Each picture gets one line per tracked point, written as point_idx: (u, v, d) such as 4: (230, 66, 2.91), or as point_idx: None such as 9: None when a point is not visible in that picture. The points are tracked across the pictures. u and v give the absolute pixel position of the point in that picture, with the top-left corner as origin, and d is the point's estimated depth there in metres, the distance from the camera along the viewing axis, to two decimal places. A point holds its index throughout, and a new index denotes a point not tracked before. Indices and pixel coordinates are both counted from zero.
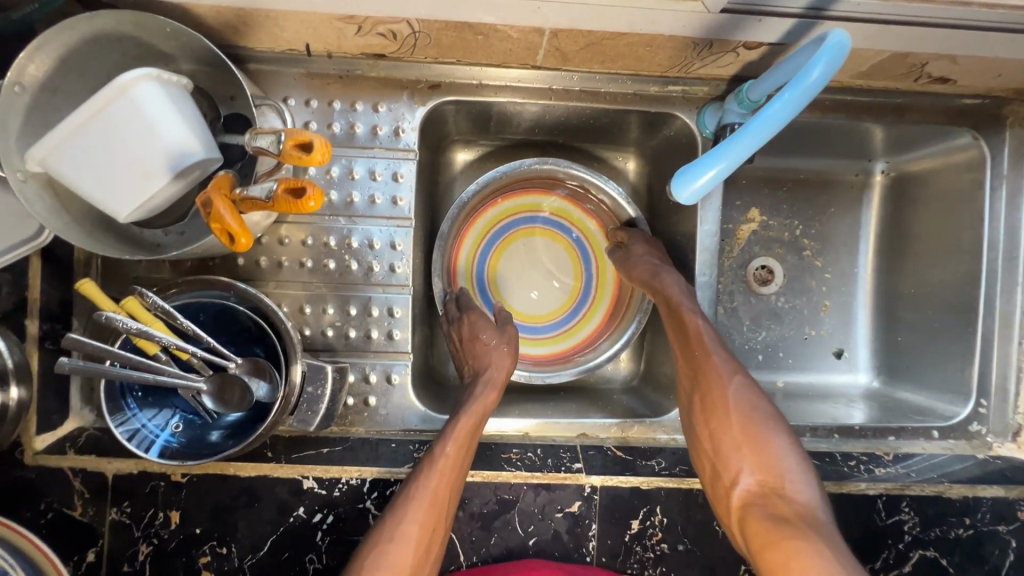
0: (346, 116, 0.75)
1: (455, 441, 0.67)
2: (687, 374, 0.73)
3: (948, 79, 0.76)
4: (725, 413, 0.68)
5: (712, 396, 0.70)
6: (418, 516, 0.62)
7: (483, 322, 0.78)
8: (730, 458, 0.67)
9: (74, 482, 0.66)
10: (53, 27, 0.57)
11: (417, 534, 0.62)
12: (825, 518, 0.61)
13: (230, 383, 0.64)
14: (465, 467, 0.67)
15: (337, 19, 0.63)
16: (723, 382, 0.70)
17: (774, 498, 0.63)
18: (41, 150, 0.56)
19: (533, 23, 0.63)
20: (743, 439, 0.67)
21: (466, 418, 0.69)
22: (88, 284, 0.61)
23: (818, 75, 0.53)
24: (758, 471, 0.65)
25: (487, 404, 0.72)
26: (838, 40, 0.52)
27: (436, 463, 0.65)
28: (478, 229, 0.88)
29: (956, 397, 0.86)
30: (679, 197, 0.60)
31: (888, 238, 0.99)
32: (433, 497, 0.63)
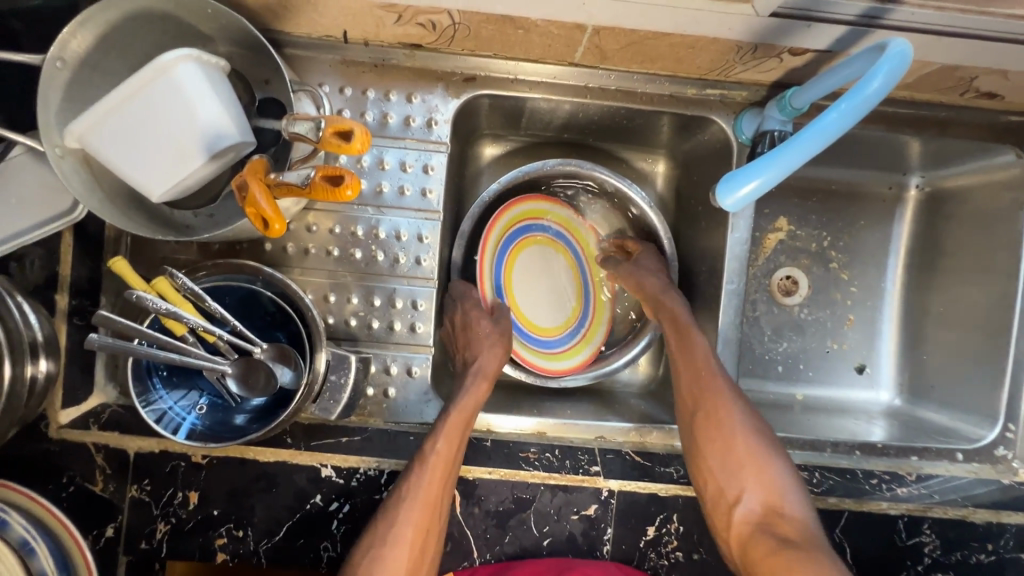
0: (379, 105, 0.75)
1: (447, 435, 0.67)
2: (691, 391, 0.72)
3: (996, 94, 0.74)
4: (729, 438, 0.69)
5: (717, 417, 0.70)
6: (412, 517, 0.63)
7: (478, 313, 0.79)
8: (734, 478, 0.67)
9: (97, 457, 0.66)
10: (96, 4, 0.57)
11: (411, 536, 0.63)
12: (817, 531, 0.63)
13: (255, 368, 0.64)
14: (454, 441, 0.67)
15: (378, 7, 0.63)
16: (731, 408, 0.70)
17: (774, 518, 0.65)
18: (81, 125, 0.56)
19: (576, 19, 0.62)
20: (747, 460, 0.68)
21: (458, 414, 0.68)
22: (119, 263, 0.60)
23: (878, 85, 0.52)
24: (760, 492, 0.66)
25: (477, 395, 0.71)
26: (899, 50, 0.52)
27: (428, 461, 0.65)
28: (496, 236, 0.84)
29: (983, 420, 0.84)
30: (723, 203, 0.57)
31: (919, 254, 0.97)
32: (426, 497, 0.64)
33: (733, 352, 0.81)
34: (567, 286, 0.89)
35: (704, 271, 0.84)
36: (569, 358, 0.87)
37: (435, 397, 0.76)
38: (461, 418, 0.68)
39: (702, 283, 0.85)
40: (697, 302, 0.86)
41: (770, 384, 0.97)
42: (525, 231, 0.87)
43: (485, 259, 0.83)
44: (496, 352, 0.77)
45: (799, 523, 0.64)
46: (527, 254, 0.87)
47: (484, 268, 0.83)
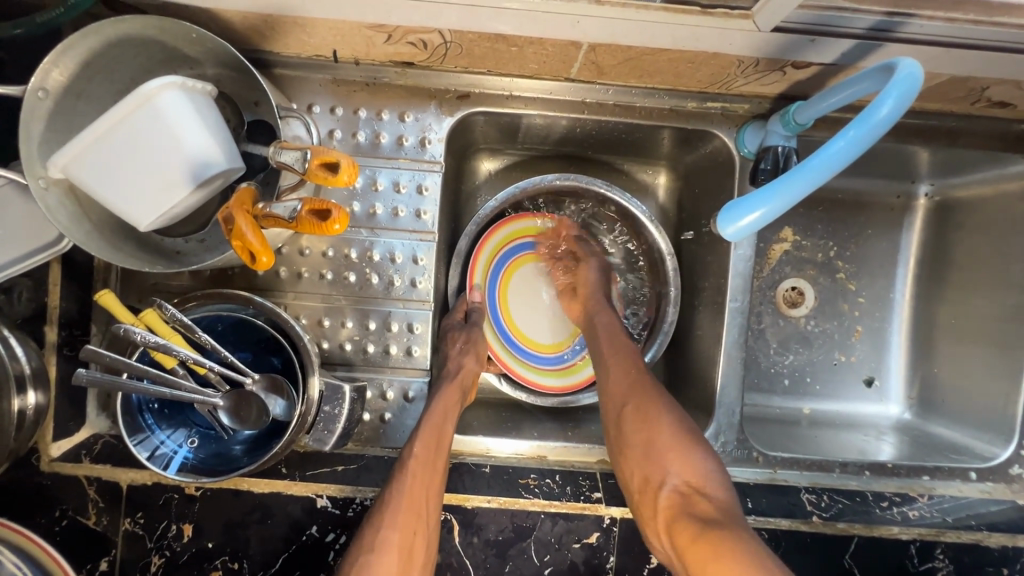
0: (371, 125, 0.73)
1: (423, 442, 0.65)
2: (620, 385, 0.71)
3: (1008, 103, 0.72)
4: (650, 424, 0.66)
5: (639, 405, 0.68)
6: (396, 521, 0.60)
7: (460, 327, 0.80)
8: (655, 463, 0.64)
9: (89, 490, 0.65)
10: (77, 31, 0.55)
11: (398, 541, 0.60)
12: (741, 514, 0.59)
13: (247, 400, 0.63)
14: (430, 445, 0.65)
15: (367, 28, 0.61)
16: (651, 395, 0.68)
17: (696, 498, 0.60)
18: (64, 157, 0.55)
19: (571, 37, 0.60)
20: (666, 444, 0.64)
21: (430, 419, 0.67)
22: (106, 297, 0.58)
23: (887, 111, 0.49)
24: (679, 474, 0.62)
25: (449, 402, 0.70)
26: (908, 72, 0.49)
27: (406, 466, 0.63)
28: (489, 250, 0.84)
29: (997, 437, 0.81)
30: (724, 232, 0.55)
31: (929, 264, 0.95)
32: (411, 502, 0.62)
33: (738, 371, 0.78)
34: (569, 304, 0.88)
35: (706, 288, 0.82)
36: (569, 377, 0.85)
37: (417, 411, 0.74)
38: (434, 422, 0.67)
39: (706, 300, 0.83)
40: (701, 319, 0.83)
41: (776, 399, 0.95)
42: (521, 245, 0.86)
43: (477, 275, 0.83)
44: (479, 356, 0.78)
45: (720, 502, 0.59)
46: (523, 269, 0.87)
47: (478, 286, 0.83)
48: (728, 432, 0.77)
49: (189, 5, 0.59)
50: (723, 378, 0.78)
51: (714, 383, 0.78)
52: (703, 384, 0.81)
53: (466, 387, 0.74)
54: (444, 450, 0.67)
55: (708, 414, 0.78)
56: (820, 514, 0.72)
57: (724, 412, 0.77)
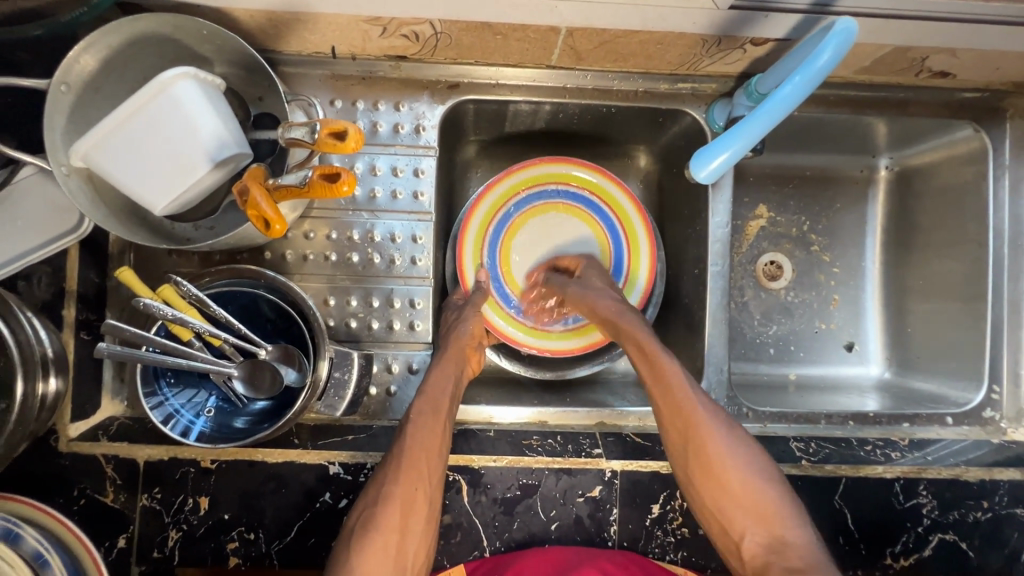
0: (369, 115, 0.78)
1: (419, 407, 0.69)
2: (676, 426, 0.66)
3: (948, 73, 0.79)
4: (717, 469, 0.63)
5: (704, 451, 0.64)
6: (398, 475, 0.64)
7: (456, 310, 0.81)
8: (734, 514, 0.62)
9: (107, 468, 0.67)
10: (98, 30, 0.60)
11: (400, 494, 0.63)
12: (825, 560, 0.57)
13: (260, 368, 0.67)
14: (427, 410, 0.68)
15: (363, 21, 0.67)
16: (710, 436, 0.64)
17: (780, 547, 0.59)
18: (85, 145, 0.59)
19: (550, 21, 0.66)
20: (745, 487, 0.62)
21: (427, 394, 0.70)
22: (127, 273, 0.62)
23: (827, 58, 0.57)
24: (760, 523, 0.61)
25: (450, 362, 0.74)
26: (844, 26, 0.56)
27: (408, 425, 0.67)
28: (486, 210, 0.86)
29: (969, 383, 0.87)
30: (697, 176, 0.67)
31: (895, 231, 1.01)
32: (410, 461, 0.64)
33: (723, 332, 0.83)
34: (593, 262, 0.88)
35: (689, 257, 0.88)
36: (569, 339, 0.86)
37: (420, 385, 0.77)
38: (432, 391, 0.70)
39: (690, 269, 0.88)
40: (686, 288, 0.88)
41: (763, 367, 1.00)
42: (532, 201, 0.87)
43: (467, 239, 0.86)
44: (478, 333, 0.78)
45: (805, 549, 0.58)
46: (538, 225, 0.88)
47: (466, 250, 0.86)
48: (718, 389, 0.82)
49: (200, 4, 0.64)
50: (709, 338, 0.83)
51: (702, 343, 0.83)
52: (692, 347, 0.86)
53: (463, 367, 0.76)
54: (444, 417, 0.69)
55: (698, 375, 0.83)
56: (809, 459, 0.76)
57: (713, 370, 0.82)
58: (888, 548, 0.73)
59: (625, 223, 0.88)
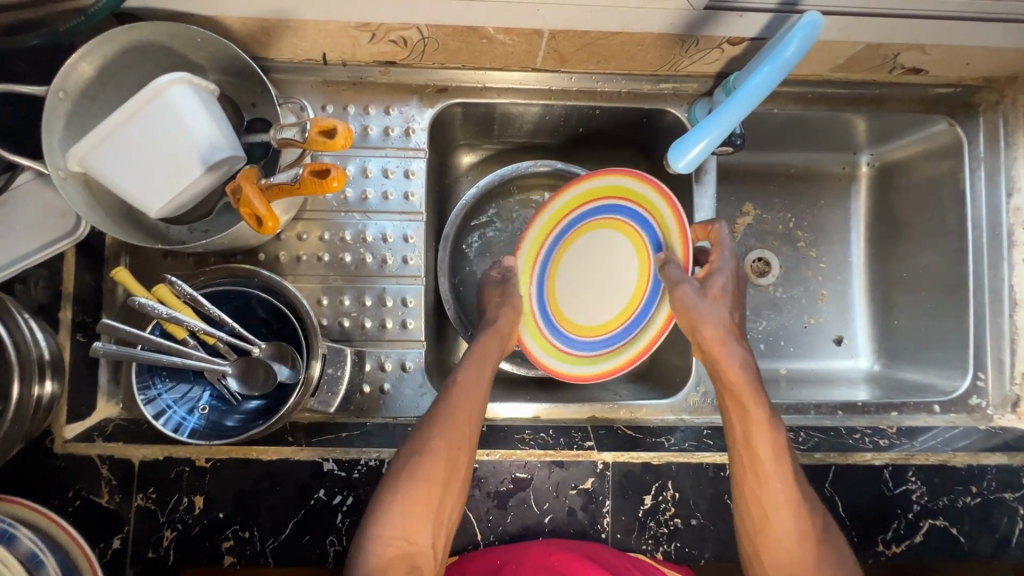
0: (360, 119, 0.80)
1: (472, 369, 0.69)
2: (746, 458, 0.66)
3: (920, 69, 0.82)
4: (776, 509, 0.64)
5: (765, 487, 0.64)
6: (443, 432, 0.64)
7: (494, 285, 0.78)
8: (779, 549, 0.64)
9: (102, 469, 0.67)
10: (95, 38, 0.62)
11: (443, 450, 0.63)
12: None
13: (254, 365, 0.68)
14: (477, 375, 0.69)
15: (352, 28, 0.69)
16: (781, 474, 0.64)
17: None
18: (82, 149, 0.60)
19: (533, 24, 0.68)
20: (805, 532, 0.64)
21: (464, 381, 0.68)
22: (122, 273, 0.64)
23: (793, 51, 0.60)
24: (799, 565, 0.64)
25: (501, 331, 0.73)
26: (810, 20, 0.59)
27: (455, 386, 0.67)
28: (535, 233, 0.78)
29: (955, 371, 0.88)
30: (675, 166, 0.70)
31: (878, 225, 1.03)
32: (456, 425, 0.64)
33: None
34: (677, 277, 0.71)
35: None
36: (594, 365, 0.77)
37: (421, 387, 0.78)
38: (470, 377, 0.68)
39: None
40: None
41: (753, 362, 1.01)
42: (603, 213, 0.76)
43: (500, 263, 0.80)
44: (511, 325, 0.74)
45: None
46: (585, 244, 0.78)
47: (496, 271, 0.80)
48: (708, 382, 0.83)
49: (195, 12, 0.66)
50: None
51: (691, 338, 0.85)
52: (681, 341, 0.87)
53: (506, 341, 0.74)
54: (482, 399, 0.68)
55: (688, 368, 0.85)
56: (798, 447, 0.76)
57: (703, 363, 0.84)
58: (880, 535, 0.74)
59: (642, 205, 0.73)
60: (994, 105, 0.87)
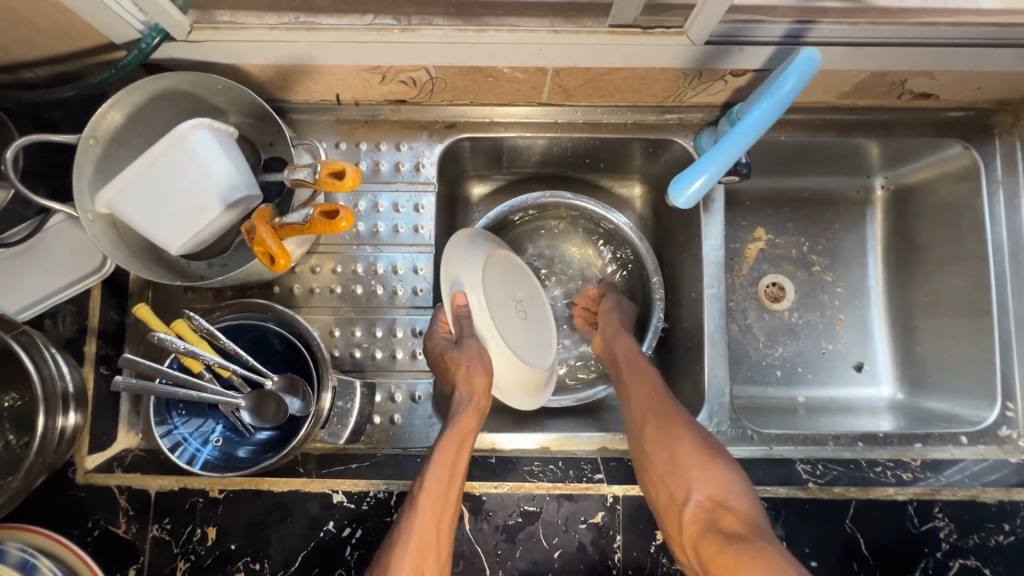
0: (372, 155, 0.83)
1: (433, 475, 0.65)
2: (642, 408, 0.75)
3: (931, 94, 0.81)
4: (675, 437, 0.70)
5: (660, 420, 0.72)
6: (408, 545, 0.62)
7: (453, 346, 0.74)
8: (679, 478, 0.67)
9: (120, 499, 0.69)
10: (124, 89, 0.66)
11: (410, 561, 0.61)
12: (763, 524, 0.63)
13: (266, 398, 0.69)
14: (442, 478, 0.66)
15: (364, 71, 0.72)
16: (677, 420, 0.72)
17: (720, 511, 0.64)
18: (110, 193, 0.64)
19: (537, 63, 0.70)
20: (691, 460, 0.68)
21: (439, 467, 0.66)
22: (142, 309, 0.66)
23: (791, 86, 0.62)
24: (702, 489, 0.66)
25: (464, 430, 0.70)
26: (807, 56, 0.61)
27: (417, 503, 0.64)
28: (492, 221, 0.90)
29: (982, 402, 0.85)
30: (676, 202, 0.73)
31: (898, 249, 1.00)
32: (419, 542, 0.62)
33: (723, 354, 0.84)
34: (476, 349, 0.72)
35: (686, 280, 0.90)
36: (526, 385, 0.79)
37: (439, 421, 0.79)
38: (438, 466, 0.66)
39: (687, 292, 0.90)
40: (685, 312, 0.90)
41: (770, 390, 0.99)
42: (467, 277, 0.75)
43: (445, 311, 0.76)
44: (477, 392, 0.72)
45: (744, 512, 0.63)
46: (500, 283, 0.79)
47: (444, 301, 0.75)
48: (721, 414, 0.82)
49: (216, 62, 0.70)
50: (709, 359, 0.83)
51: (702, 366, 0.84)
52: (693, 370, 0.86)
53: (481, 404, 0.72)
54: (456, 490, 0.66)
55: (700, 398, 0.83)
56: (816, 481, 0.74)
57: (715, 393, 0.82)
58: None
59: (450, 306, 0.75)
60: (1011, 127, 0.85)
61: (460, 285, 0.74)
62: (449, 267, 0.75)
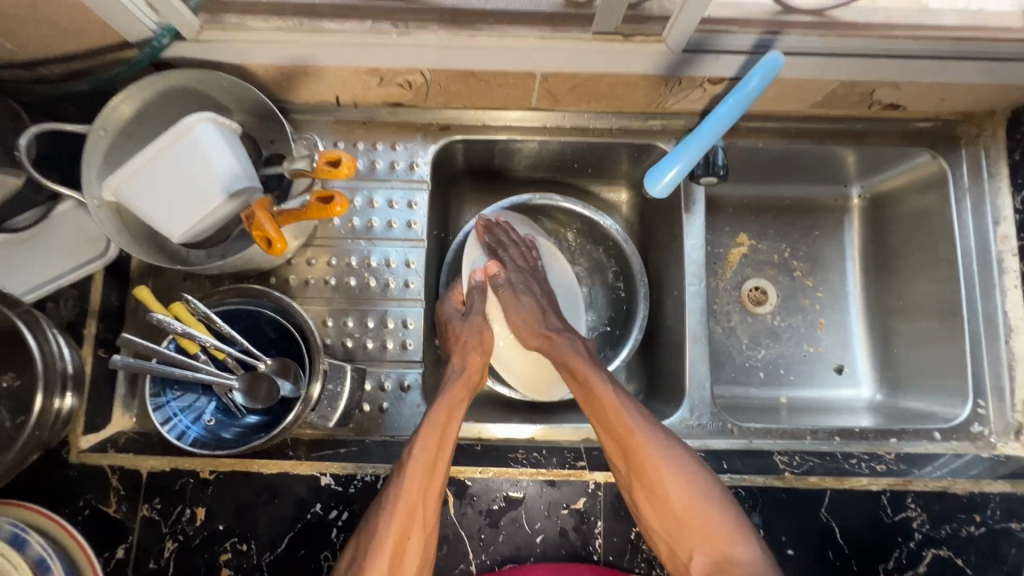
0: (368, 154, 0.87)
1: (423, 443, 0.69)
2: (615, 446, 0.71)
3: (898, 105, 0.86)
4: (663, 486, 0.68)
5: (639, 459, 0.69)
6: (395, 510, 0.65)
7: (459, 319, 0.83)
8: (678, 537, 0.67)
9: (112, 478, 0.71)
10: (134, 84, 0.70)
11: (398, 524, 0.64)
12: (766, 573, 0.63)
13: (259, 380, 0.72)
14: (431, 449, 0.69)
15: (363, 73, 0.77)
16: (660, 460, 0.69)
17: (727, 567, 0.65)
18: (116, 181, 0.67)
19: (525, 68, 0.75)
20: (686, 514, 0.67)
21: (429, 432, 0.70)
22: (144, 291, 0.69)
23: (755, 84, 0.71)
24: (704, 542, 0.66)
25: (454, 400, 0.75)
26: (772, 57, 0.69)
27: (406, 467, 0.67)
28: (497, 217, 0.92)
29: (955, 399, 0.87)
30: (652, 191, 0.79)
31: (874, 255, 1.04)
32: (407, 506, 0.65)
33: (703, 349, 0.86)
34: (479, 323, 0.82)
35: (669, 278, 0.93)
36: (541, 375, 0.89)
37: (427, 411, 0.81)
38: (429, 429, 0.70)
39: (670, 291, 0.93)
40: (668, 310, 0.93)
41: (752, 391, 1.01)
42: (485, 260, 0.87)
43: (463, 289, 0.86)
44: (470, 370, 0.79)
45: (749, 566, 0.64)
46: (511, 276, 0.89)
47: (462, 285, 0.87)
48: (701, 407, 0.84)
49: (223, 61, 0.74)
50: (691, 354, 0.86)
51: (684, 361, 0.87)
52: (676, 365, 0.88)
53: (471, 378, 0.79)
54: (446, 451, 0.70)
55: (682, 392, 0.86)
56: (792, 471, 0.76)
57: (696, 386, 0.85)
58: (880, 565, 0.72)
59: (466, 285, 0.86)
60: (975, 138, 0.90)
61: (479, 263, 0.87)
62: (472, 248, 0.88)
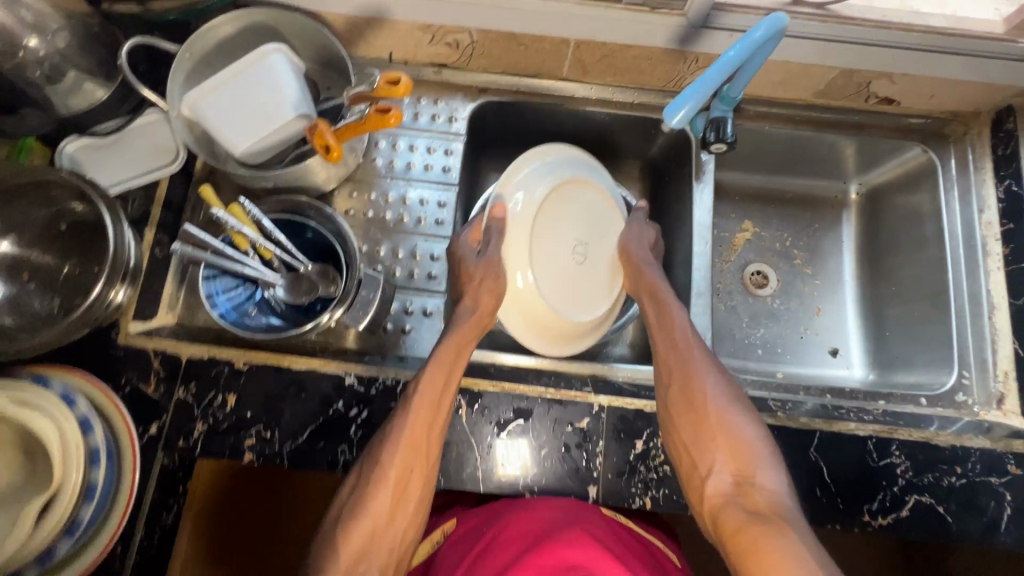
0: (413, 107, 0.96)
1: (429, 380, 0.72)
2: (669, 359, 0.79)
3: (893, 99, 0.97)
4: (703, 404, 0.74)
5: (689, 375, 0.76)
6: (400, 443, 0.69)
7: (473, 255, 0.83)
8: (705, 452, 0.71)
9: (154, 361, 0.77)
10: (223, 16, 0.80)
11: (403, 457, 0.69)
12: (792, 507, 0.65)
13: (301, 279, 0.80)
14: (438, 387, 0.72)
15: (419, 28, 0.87)
16: (702, 376, 0.76)
17: (746, 490, 0.67)
18: (196, 94, 0.77)
19: (561, 33, 0.86)
20: (718, 432, 0.72)
21: (437, 371, 0.73)
22: (206, 189, 0.76)
23: (760, 34, 0.73)
24: (728, 462, 0.70)
25: (460, 341, 0.77)
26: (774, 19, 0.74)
27: (412, 403, 0.71)
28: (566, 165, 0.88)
29: (941, 368, 0.93)
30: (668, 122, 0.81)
31: (868, 246, 1.11)
32: (410, 439, 0.69)
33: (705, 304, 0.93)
34: (493, 263, 0.82)
35: (677, 243, 1.00)
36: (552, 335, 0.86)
37: None
38: (438, 369, 0.73)
39: (677, 255, 1.00)
40: (675, 273, 1.00)
41: (750, 365, 1.06)
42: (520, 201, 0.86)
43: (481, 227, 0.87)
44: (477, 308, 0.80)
45: (771, 493, 0.66)
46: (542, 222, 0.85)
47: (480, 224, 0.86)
48: None
49: (299, 7, 0.85)
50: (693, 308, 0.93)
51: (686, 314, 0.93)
52: None
53: (479, 318, 0.80)
54: (451, 389, 0.73)
55: None
56: (784, 412, 0.81)
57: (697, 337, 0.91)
58: (864, 505, 0.76)
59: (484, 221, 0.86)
60: (962, 136, 1.00)
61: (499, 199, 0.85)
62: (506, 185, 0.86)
